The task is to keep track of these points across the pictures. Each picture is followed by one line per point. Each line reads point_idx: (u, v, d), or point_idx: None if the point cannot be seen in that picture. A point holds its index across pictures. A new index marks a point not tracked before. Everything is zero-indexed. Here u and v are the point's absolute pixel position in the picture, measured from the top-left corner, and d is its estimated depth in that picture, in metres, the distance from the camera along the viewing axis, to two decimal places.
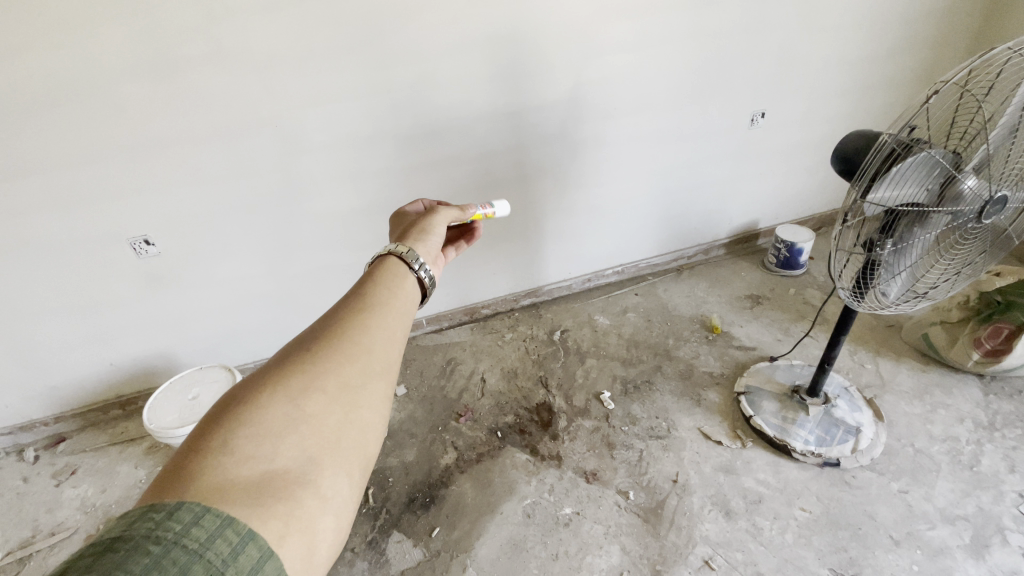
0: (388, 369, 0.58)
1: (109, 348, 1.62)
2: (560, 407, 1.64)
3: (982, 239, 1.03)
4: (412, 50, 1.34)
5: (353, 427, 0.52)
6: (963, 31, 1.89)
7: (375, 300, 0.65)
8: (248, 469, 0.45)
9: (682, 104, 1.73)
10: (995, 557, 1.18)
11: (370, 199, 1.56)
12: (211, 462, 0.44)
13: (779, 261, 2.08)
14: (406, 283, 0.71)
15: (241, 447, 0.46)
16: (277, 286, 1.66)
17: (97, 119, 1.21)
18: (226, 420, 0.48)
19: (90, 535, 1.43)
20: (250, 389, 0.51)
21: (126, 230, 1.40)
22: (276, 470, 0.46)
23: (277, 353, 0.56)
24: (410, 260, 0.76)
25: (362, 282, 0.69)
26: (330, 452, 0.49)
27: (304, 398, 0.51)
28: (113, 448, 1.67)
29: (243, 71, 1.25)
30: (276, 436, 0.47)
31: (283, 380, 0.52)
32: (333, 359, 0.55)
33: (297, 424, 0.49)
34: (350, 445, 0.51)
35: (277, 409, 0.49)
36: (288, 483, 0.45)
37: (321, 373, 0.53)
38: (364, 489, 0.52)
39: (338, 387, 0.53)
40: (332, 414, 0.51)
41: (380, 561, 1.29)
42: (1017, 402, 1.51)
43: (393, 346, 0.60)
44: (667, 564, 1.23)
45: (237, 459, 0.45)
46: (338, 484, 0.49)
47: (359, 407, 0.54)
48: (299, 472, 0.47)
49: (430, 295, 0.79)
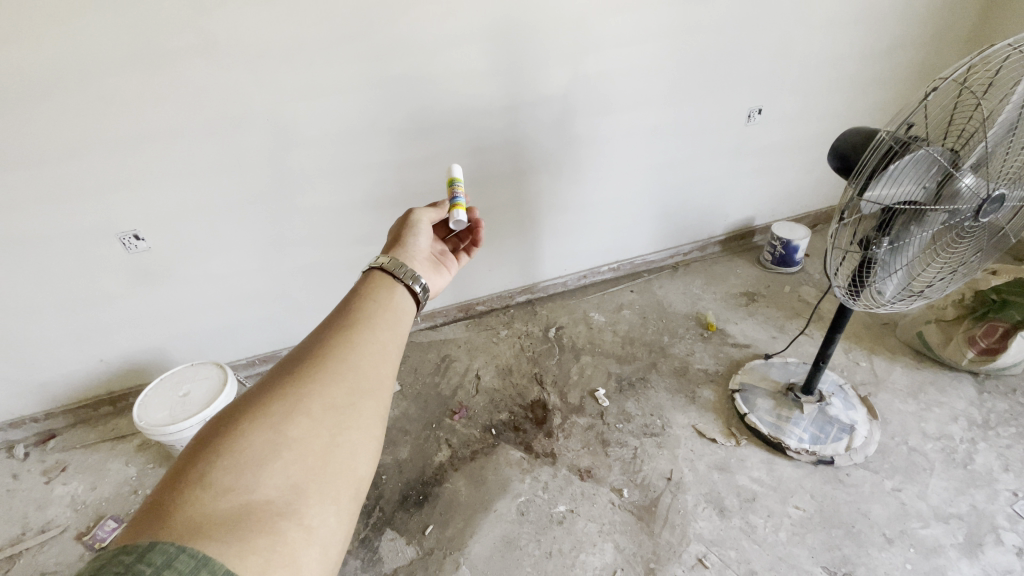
0: (371, 392, 0.59)
1: (99, 344, 1.60)
2: (554, 404, 1.63)
3: (980, 238, 1.03)
4: (406, 42, 1.32)
5: (336, 452, 0.53)
6: (962, 28, 1.88)
7: (360, 322, 0.66)
8: (228, 502, 0.46)
9: (679, 99, 1.71)
10: (988, 556, 1.18)
11: (364, 194, 1.54)
12: (190, 497, 0.45)
13: (775, 259, 2.08)
14: (390, 302, 0.73)
15: (221, 480, 0.47)
16: (270, 282, 1.64)
17: (84, 111, 1.19)
18: (207, 453, 0.49)
19: (80, 533, 1.41)
20: (232, 421, 0.52)
21: (115, 225, 1.38)
22: (257, 501, 0.47)
23: (258, 383, 0.58)
24: (397, 272, 0.79)
25: (347, 303, 0.71)
26: (312, 480, 0.50)
27: (285, 426, 0.52)
28: (103, 445, 1.65)
29: (234, 63, 1.22)
30: (257, 466, 0.49)
31: (263, 409, 0.53)
32: (316, 385, 0.56)
33: (278, 454, 0.50)
34: (334, 472, 0.52)
35: (257, 439, 0.50)
36: (268, 515, 0.46)
37: (302, 400, 0.55)
38: (351, 515, 0.52)
39: (319, 413, 0.54)
40: (314, 441, 0.52)
41: (374, 559, 1.28)
42: (1011, 401, 1.51)
43: (376, 367, 0.61)
44: (662, 563, 1.23)
45: (216, 492, 0.46)
46: (322, 513, 0.49)
47: (341, 433, 0.55)
48: (281, 503, 0.47)
49: (424, 302, 0.82)
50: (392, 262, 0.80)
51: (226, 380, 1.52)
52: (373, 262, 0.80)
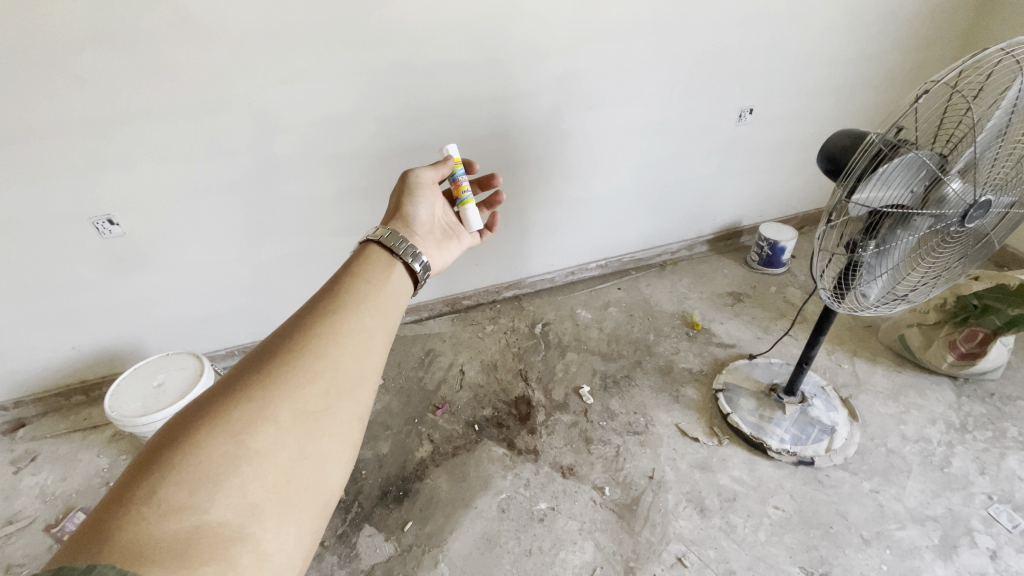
0: (347, 395, 0.57)
1: (71, 331, 1.55)
2: (539, 400, 1.62)
3: (965, 243, 1.03)
4: (393, 29, 1.28)
5: (302, 465, 0.52)
6: (952, 34, 1.89)
7: (345, 307, 0.63)
8: (177, 523, 0.44)
9: (670, 97, 1.70)
10: (962, 558, 1.20)
11: (348, 182, 1.51)
12: (135, 515, 0.43)
13: (762, 259, 2.09)
14: (381, 285, 0.70)
15: (172, 498, 0.45)
16: (249, 271, 1.61)
17: (54, 88, 1.14)
18: (159, 463, 0.47)
19: (48, 525, 1.37)
20: (192, 424, 0.50)
21: (88, 209, 1.33)
22: (208, 523, 0.45)
23: (226, 378, 0.55)
24: (396, 247, 0.78)
25: (335, 284, 0.68)
26: (273, 499, 0.49)
27: (248, 436, 0.50)
28: (75, 435, 1.61)
29: (214, 45, 1.18)
30: (215, 480, 0.47)
31: (226, 414, 0.51)
32: (286, 387, 0.54)
33: (237, 467, 0.48)
34: (299, 489, 0.51)
35: (217, 449, 0.48)
36: (220, 538, 0.44)
37: (271, 405, 0.52)
38: (312, 532, 0.51)
39: (288, 420, 0.52)
40: (279, 453, 0.51)
41: (351, 555, 1.26)
42: (988, 405, 1.53)
43: (357, 365, 0.59)
44: (641, 562, 1.22)
45: (165, 511, 0.44)
46: (278, 535, 0.48)
47: (311, 443, 0.53)
48: (236, 525, 0.46)
49: (423, 281, 0.82)
50: (391, 235, 0.79)
51: (202, 371, 1.48)
52: (371, 234, 0.79)
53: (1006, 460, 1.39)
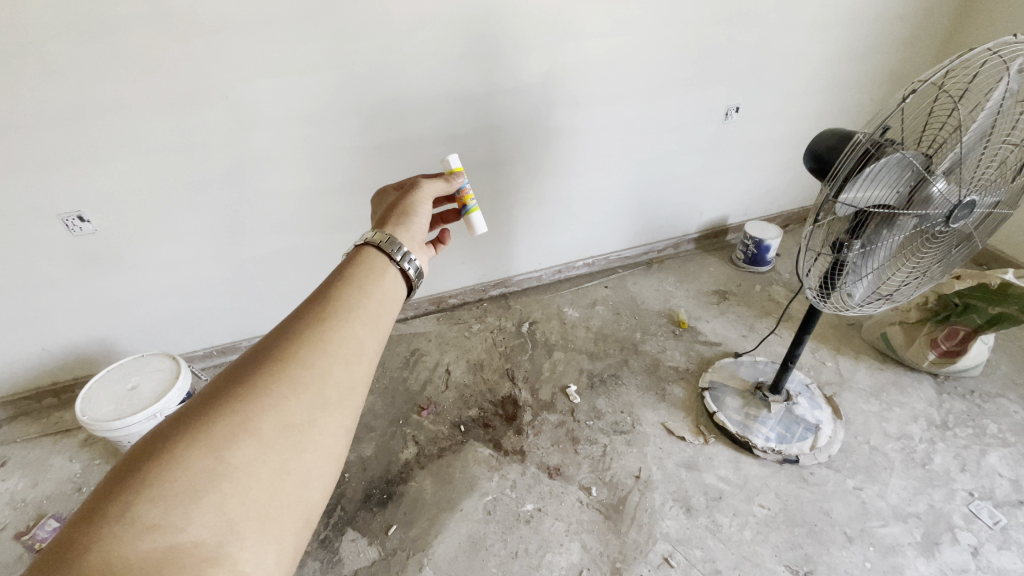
0: (334, 407, 0.55)
1: (40, 332, 1.49)
2: (525, 400, 1.61)
3: (949, 243, 1.03)
4: (376, 22, 1.25)
5: (285, 481, 0.49)
6: (933, 35, 1.91)
7: (335, 313, 0.61)
8: (152, 542, 0.42)
9: (658, 95, 1.70)
10: (944, 554, 1.21)
11: (329, 178, 1.48)
12: (107, 533, 0.41)
13: (748, 258, 2.10)
14: (374, 291, 0.68)
15: (147, 514, 0.42)
16: (228, 269, 1.57)
17: (17, 79, 1.09)
18: (135, 478, 0.45)
19: (18, 532, 1.32)
20: (172, 434, 0.47)
21: (56, 204, 1.28)
22: (184, 542, 0.42)
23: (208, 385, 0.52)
24: (392, 251, 0.74)
25: (325, 289, 0.66)
26: (254, 516, 0.46)
27: (229, 450, 0.48)
28: (45, 440, 1.56)
29: (187, 36, 1.14)
30: (191, 497, 0.44)
31: (207, 426, 0.48)
32: (270, 399, 0.52)
33: (216, 483, 0.46)
34: (279, 506, 0.48)
35: (195, 463, 0.46)
36: (194, 559, 0.42)
37: (254, 418, 0.50)
38: (293, 550, 0.49)
39: (271, 433, 0.50)
40: (261, 469, 0.48)
41: (334, 561, 1.23)
42: (968, 402, 1.56)
43: (346, 375, 0.57)
44: (628, 562, 1.22)
45: (140, 529, 0.42)
46: (257, 554, 0.45)
47: (295, 458, 0.50)
48: (213, 545, 0.43)
49: (417, 286, 0.79)
50: (385, 238, 0.77)
51: (179, 373, 1.44)
52: (365, 238, 0.76)
53: (986, 457, 1.41)
